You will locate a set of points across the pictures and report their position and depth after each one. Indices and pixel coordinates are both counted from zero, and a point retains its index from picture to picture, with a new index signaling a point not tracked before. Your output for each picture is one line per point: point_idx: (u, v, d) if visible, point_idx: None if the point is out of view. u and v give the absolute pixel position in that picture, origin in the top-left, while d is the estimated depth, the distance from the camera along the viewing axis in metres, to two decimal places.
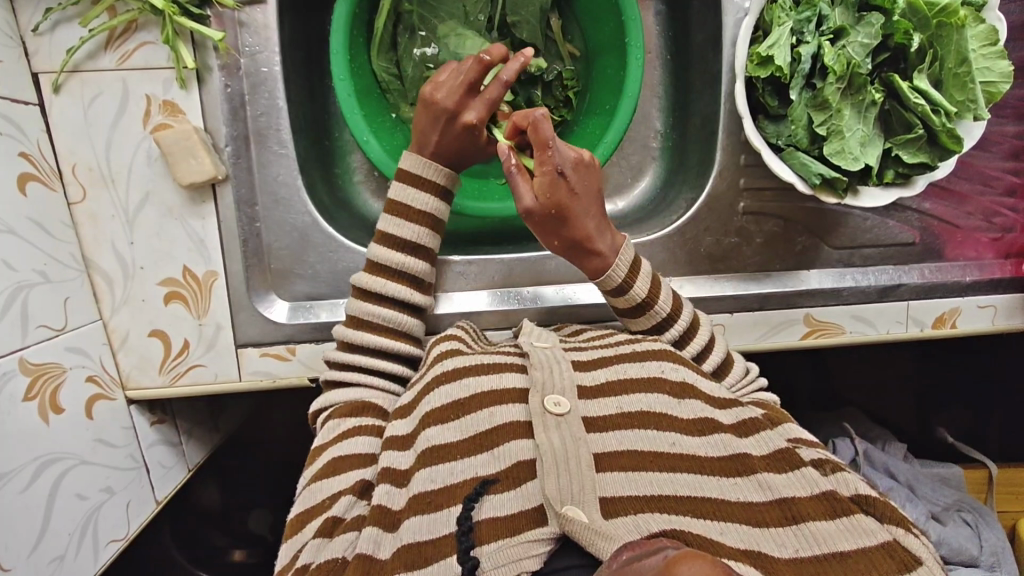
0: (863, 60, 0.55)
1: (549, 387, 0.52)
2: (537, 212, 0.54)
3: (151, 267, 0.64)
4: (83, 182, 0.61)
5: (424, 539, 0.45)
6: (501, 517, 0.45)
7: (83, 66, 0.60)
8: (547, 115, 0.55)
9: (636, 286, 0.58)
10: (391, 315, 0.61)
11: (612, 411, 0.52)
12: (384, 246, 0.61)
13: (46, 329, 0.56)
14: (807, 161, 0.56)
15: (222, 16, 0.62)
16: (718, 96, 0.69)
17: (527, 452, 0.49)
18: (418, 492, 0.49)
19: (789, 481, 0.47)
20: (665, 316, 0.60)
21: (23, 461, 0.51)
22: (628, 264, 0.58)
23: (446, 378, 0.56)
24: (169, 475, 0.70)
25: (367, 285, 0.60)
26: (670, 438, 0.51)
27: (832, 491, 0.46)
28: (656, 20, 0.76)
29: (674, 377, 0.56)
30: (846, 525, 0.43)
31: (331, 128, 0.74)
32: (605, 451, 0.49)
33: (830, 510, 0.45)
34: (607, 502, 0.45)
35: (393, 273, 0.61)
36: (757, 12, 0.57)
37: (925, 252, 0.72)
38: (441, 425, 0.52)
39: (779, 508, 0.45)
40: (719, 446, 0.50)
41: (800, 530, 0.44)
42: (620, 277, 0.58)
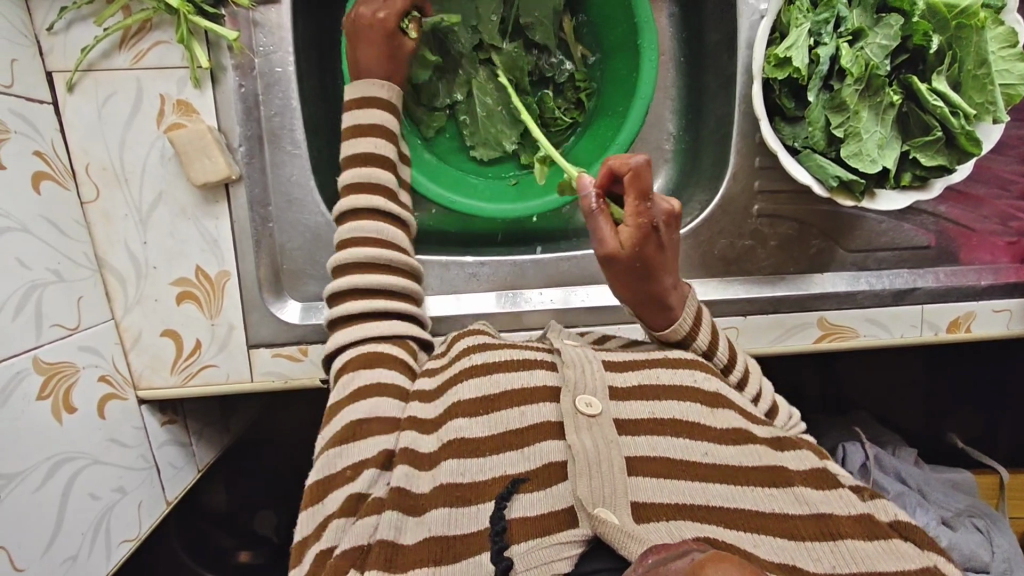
0: (881, 62, 0.54)
1: (580, 387, 0.52)
2: (618, 260, 0.52)
3: (164, 267, 0.64)
4: (96, 181, 0.61)
5: (452, 534, 0.45)
6: (531, 517, 0.45)
7: (97, 65, 0.60)
8: (650, 163, 0.51)
9: (699, 338, 0.59)
10: (379, 231, 0.60)
11: (644, 415, 0.52)
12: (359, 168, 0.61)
13: (59, 328, 0.56)
14: (824, 163, 0.56)
15: (236, 17, 0.62)
16: (732, 97, 0.69)
17: (557, 453, 0.49)
18: (449, 482, 0.49)
19: (826, 500, 0.48)
20: (723, 366, 0.60)
21: (37, 461, 0.51)
22: (694, 316, 0.58)
23: (476, 371, 0.56)
24: (179, 476, 0.70)
25: (353, 203, 0.60)
26: (702, 447, 0.50)
27: (870, 515, 0.47)
28: (669, 22, 0.76)
29: (706, 387, 0.55)
30: (885, 547, 0.44)
31: (342, 128, 0.74)
32: (638, 455, 0.49)
33: (868, 532, 0.45)
34: (639, 507, 0.45)
35: (378, 188, 0.61)
36: (774, 14, 0.56)
37: (940, 255, 0.72)
38: (469, 417, 0.52)
39: (817, 523, 0.46)
40: (755, 456, 0.51)
41: (837, 546, 0.44)
42: (686, 329, 0.58)
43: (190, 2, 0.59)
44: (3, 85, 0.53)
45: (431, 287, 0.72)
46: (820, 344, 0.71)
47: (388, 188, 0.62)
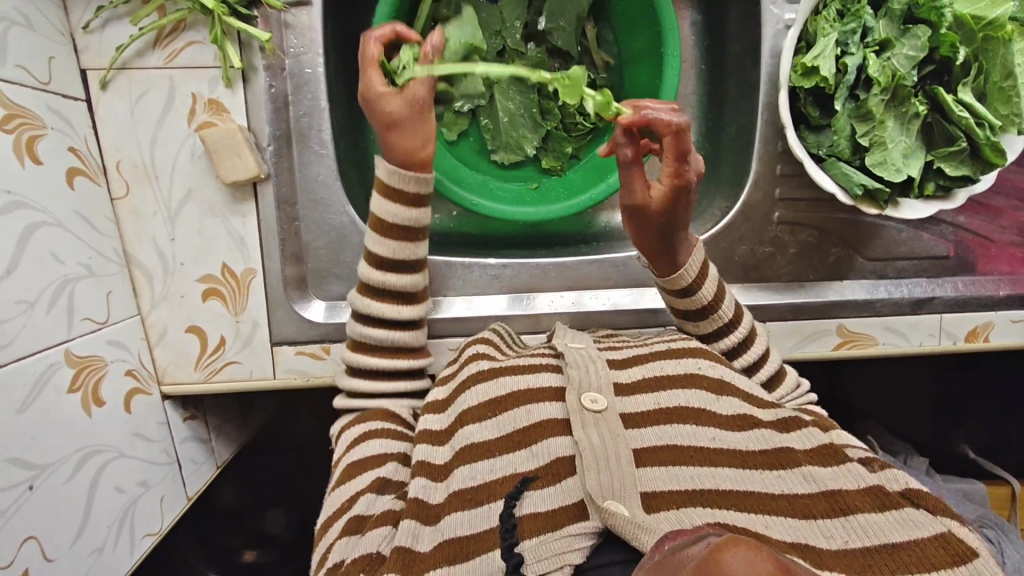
0: (909, 72, 0.54)
1: (585, 385, 0.53)
2: (649, 214, 0.55)
3: (191, 264, 0.64)
4: (127, 178, 0.62)
5: (464, 534, 0.46)
6: (542, 512, 0.45)
7: (131, 64, 0.60)
8: (689, 125, 0.52)
9: (705, 289, 0.59)
10: (382, 335, 0.61)
11: (651, 407, 0.53)
12: (369, 266, 0.60)
13: (89, 322, 0.56)
14: (849, 171, 0.57)
15: (269, 19, 0.62)
16: (755, 105, 0.69)
17: (565, 449, 0.50)
18: (460, 487, 0.50)
19: (835, 475, 0.47)
20: (729, 322, 0.60)
21: (67, 453, 0.51)
22: (700, 266, 0.59)
23: (483, 377, 0.57)
24: (199, 472, 0.70)
25: (353, 304, 0.61)
26: (709, 433, 0.51)
27: (879, 487, 0.46)
28: (691, 29, 0.76)
29: (710, 374, 0.56)
30: (896, 518, 0.43)
31: (366, 129, 0.74)
32: (645, 446, 0.50)
33: (879, 503, 0.44)
34: (648, 498, 0.46)
35: (379, 293, 0.60)
36: (801, 23, 0.57)
37: (958, 265, 0.72)
38: (480, 422, 0.54)
39: (825, 500, 0.45)
40: (761, 441, 0.51)
41: (847, 521, 0.44)
42: (690, 279, 0.59)
43: (225, 3, 0.59)
44: (39, 80, 0.54)
45: (454, 287, 0.73)
46: (838, 351, 0.72)
47: (395, 295, 0.61)
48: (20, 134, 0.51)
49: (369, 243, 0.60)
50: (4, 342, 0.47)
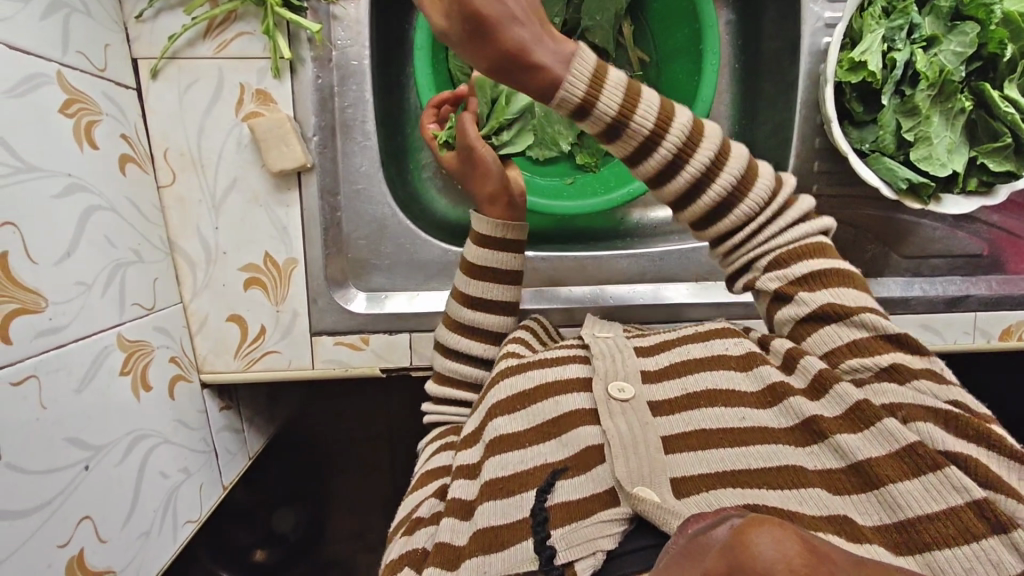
0: (956, 68, 0.55)
1: (611, 375, 0.53)
2: (454, 34, 0.44)
3: (234, 253, 0.65)
4: (174, 166, 0.63)
5: (498, 523, 0.46)
6: (573, 501, 0.45)
7: (182, 53, 0.61)
8: None
9: (603, 101, 0.46)
10: (467, 372, 0.62)
11: (675, 393, 0.52)
12: (463, 306, 0.63)
13: (139, 307, 0.57)
14: (893, 166, 0.57)
15: (317, 10, 0.63)
16: (792, 103, 0.70)
17: (594, 438, 0.49)
18: (492, 477, 0.50)
19: (863, 442, 0.43)
20: (650, 132, 0.48)
21: (118, 436, 0.52)
22: (590, 72, 0.46)
23: (512, 370, 0.57)
24: (233, 462, 0.71)
25: (443, 340, 0.63)
26: (739, 413, 0.49)
27: (914, 444, 0.41)
28: (727, 29, 0.77)
29: (736, 353, 0.54)
30: (930, 482, 0.39)
31: (405, 124, 0.76)
32: (672, 434, 0.49)
33: (912, 468, 0.40)
34: (679, 482, 0.45)
35: (469, 331, 0.62)
36: (847, 19, 0.57)
37: (991, 264, 0.73)
38: (509, 415, 0.54)
39: (856, 475, 0.42)
40: (787, 416, 0.47)
41: (878, 495, 0.41)
42: (580, 95, 0.46)
43: None
44: (96, 67, 0.55)
45: None
46: None
47: (489, 334, 0.63)
48: (79, 118, 0.51)
49: (460, 284, 0.63)
50: (63, 324, 0.47)
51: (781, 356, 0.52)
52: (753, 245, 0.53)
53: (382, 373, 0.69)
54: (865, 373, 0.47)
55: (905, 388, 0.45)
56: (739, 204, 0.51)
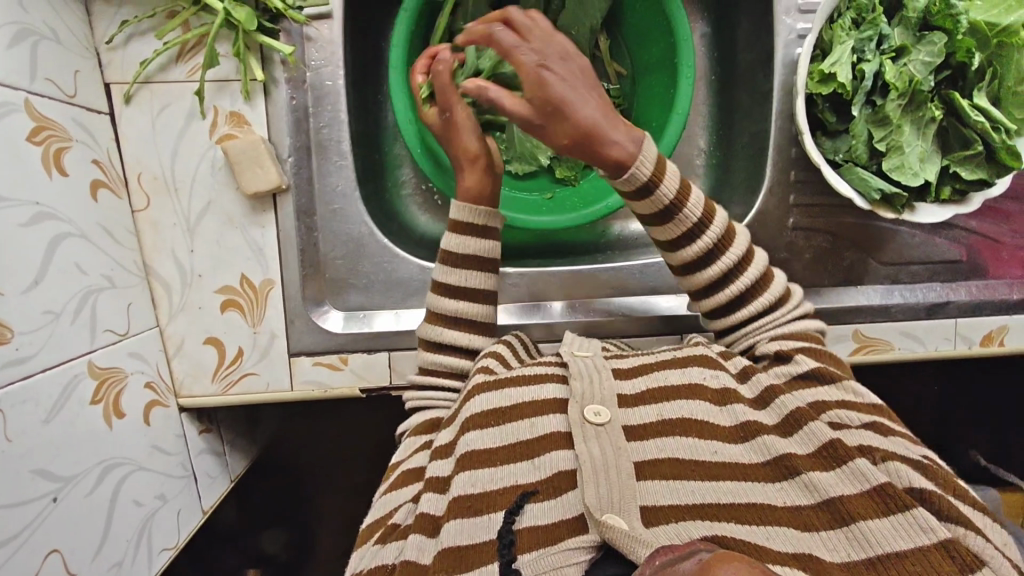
0: (925, 77, 0.55)
1: (588, 398, 0.53)
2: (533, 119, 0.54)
3: (209, 275, 0.64)
4: (147, 191, 0.62)
5: (463, 544, 0.46)
6: (541, 525, 0.46)
7: (154, 78, 0.61)
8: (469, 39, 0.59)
9: (663, 185, 0.56)
10: (450, 362, 0.62)
11: (652, 419, 0.53)
12: (444, 295, 0.62)
13: (111, 333, 0.56)
14: (866, 176, 0.57)
15: (291, 32, 0.63)
16: (768, 114, 0.70)
17: (567, 462, 0.50)
18: (459, 494, 0.49)
19: (835, 481, 0.46)
20: (698, 220, 0.57)
21: (89, 465, 0.51)
22: (654, 161, 0.55)
23: (490, 386, 0.56)
24: (213, 486, 0.70)
25: (424, 333, 0.62)
26: (710, 446, 0.51)
27: (883, 485, 0.44)
28: (702, 42, 0.78)
29: (713, 384, 0.56)
30: (900, 522, 0.42)
31: (383, 143, 0.76)
32: (645, 460, 0.50)
33: (882, 507, 0.43)
34: (647, 511, 0.47)
35: (453, 321, 0.62)
36: (817, 31, 0.57)
37: (971, 270, 0.73)
38: (479, 430, 0.53)
39: (826, 512, 0.45)
40: (761, 452, 0.50)
41: (850, 532, 0.43)
42: (646, 174, 0.55)
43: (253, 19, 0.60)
44: (66, 93, 0.55)
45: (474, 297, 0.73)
46: (855, 357, 0.72)
47: (469, 321, 0.62)
48: (47, 145, 0.51)
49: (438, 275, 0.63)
50: (30, 355, 0.47)
51: (758, 392, 0.55)
52: (757, 332, 0.60)
53: (362, 394, 0.68)
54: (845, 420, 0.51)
55: (878, 437, 0.49)
56: (738, 274, 0.59)
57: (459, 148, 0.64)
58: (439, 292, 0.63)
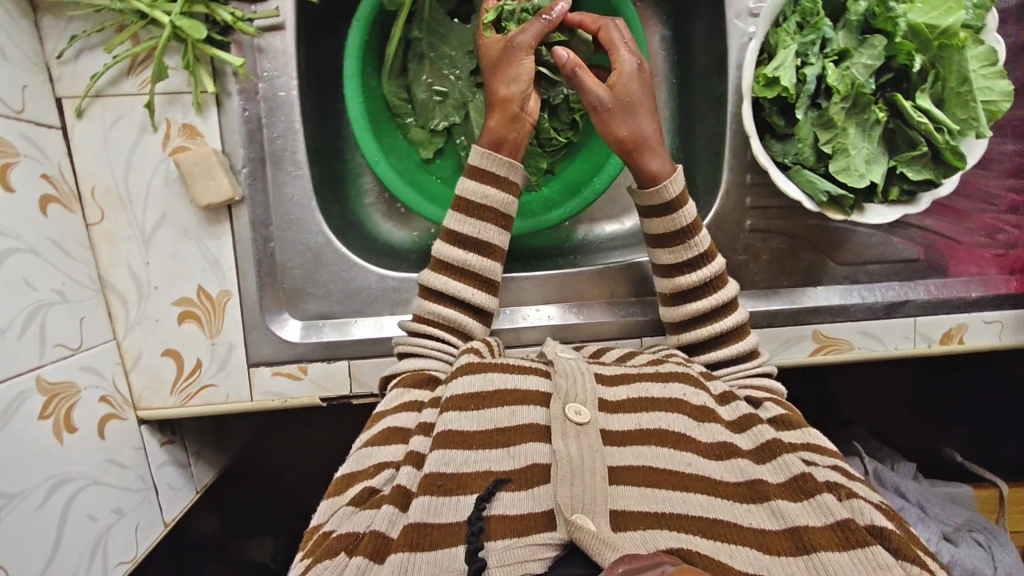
0: (867, 80, 0.55)
1: (571, 396, 0.53)
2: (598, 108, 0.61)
3: (165, 287, 0.64)
4: (101, 204, 0.62)
5: (429, 521, 0.46)
6: (510, 515, 0.46)
7: (106, 91, 0.61)
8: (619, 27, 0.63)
9: (683, 210, 0.61)
10: (449, 314, 0.61)
11: (631, 427, 0.54)
12: (448, 244, 0.61)
13: (63, 347, 0.56)
14: (813, 178, 0.58)
15: (242, 44, 0.63)
16: (723, 117, 0.71)
17: (541, 456, 0.50)
18: (432, 471, 0.49)
19: (803, 510, 0.48)
20: (704, 251, 0.62)
21: (38, 480, 0.51)
22: (680, 187, 0.61)
23: (470, 368, 0.56)
24: (177, 497, 0.69)
25: (427, 281, 0.61)
26: (685, 459, 0.52)
27: (848, 522, 0.46)
28: (662, 45, 0.78)
29: (694, 401, 0.56)
30: (858, 557, 0.44)
31: (343, 152, 0.76)
32: (620, 465, 0.51)
33: (844, 541, 0.45)
34: (617, 515, 0.47)
35: (455, 271, 0.61)
36: (762, 35, 0.58)
37: (930, 268, 0.73)
38: (458, 411, 0.53)
39: (789, 538, 0.46)
40: (734, 473, 0.51)
41: (810, 560, 0.44)
42: (672, 194, 0.61)
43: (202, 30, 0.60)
44: (13, 109, 0.55)
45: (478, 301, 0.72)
46: (815, 357, 0.72)
47: (471, 274, 0.61)
48: None
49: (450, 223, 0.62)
50: None
51: (737, 416, 0.56)
52: (725, 373, 0.62)
53: (323, 402, 0.68)
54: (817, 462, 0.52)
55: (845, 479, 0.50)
56: (720, 317, 0.62)
57: (501, 90, 0.62)
58: (447, 241, 0.62)
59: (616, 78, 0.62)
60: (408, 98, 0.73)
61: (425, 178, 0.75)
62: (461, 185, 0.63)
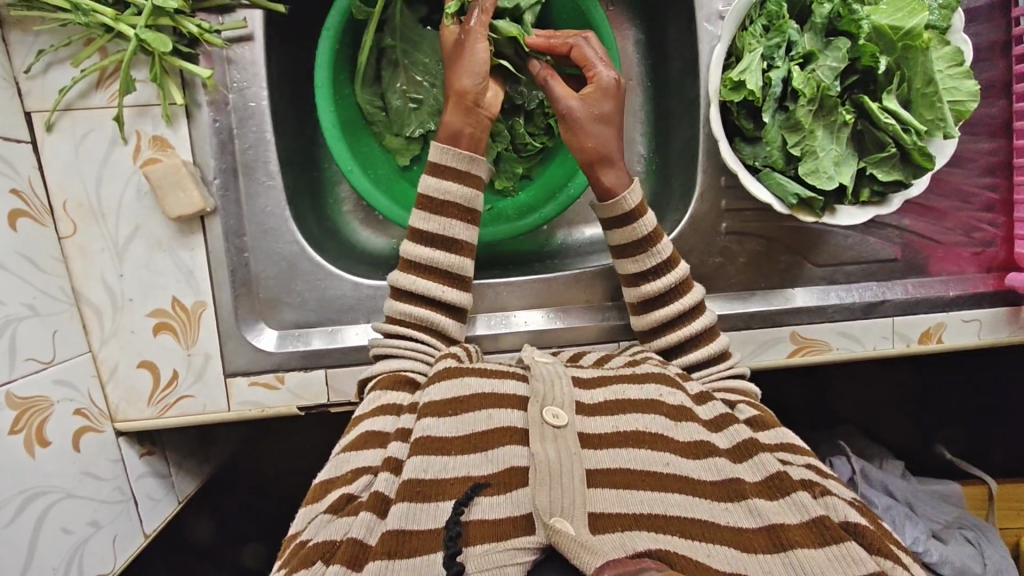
0: (832, 83, 0.56)
1: (548, 399, 0.53)
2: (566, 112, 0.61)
3: (140, 299, 0.65)
4: (73, 217, 0.62)
5: (409, 528, 0.46)
6: (490, 520, 0.46)
7: (75, 105, 0.61)
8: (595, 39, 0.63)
9: (643, 220, 0.61)
10: (420, 314, 0.60)
11: (609, 429, 0.53)
12: (416, 242, 0.61)
13: (34, 362, 0.56)
14: (782, 180, 0.58)
15: (211, 55, 0.63)
16: (696, 120, 0.71)
17: (520, 459, 0.50)
18: (411, 477, 0.48)
19: (778, 508, 0.48)
20: (666, 259, 0.62)
21: (9, 494, 0.52)
22: (639, 197, 0.62)
23: (448, 373, 0.55)
24: (158, 509, 0.69)
25: (397, 281, 0.61)
26: (663, 458, 0.51)
27: (823, 518, 0.46)
28: (635, 48, 0.78)
29: (671, 401, 0.56)
30: (834, 554, 0.44)
31: (319, 160, 0.75)
32: (598, 467, 0.50)
33: (820, 538, 0.45)
34: (595, 518, 0.46)
35: (425, 270, 0.61)
36: (728, 39, 0.58)
37: (907, 267, 0.73)
38: (436, 417, 0.52)
39: (766, 535, 0.46)
40: (712, 471, 0.51)
41: (787, 557, 0.45)
42: (631, 205, 0.61)
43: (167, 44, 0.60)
44: None
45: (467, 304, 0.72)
46: (793, 358, 0.72)
47: (440, 271, 0.61)
48: None
49: (416, 221, 0.62)
50: None
51: (712, 415, 0.56)
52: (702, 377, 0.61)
53: (300, 412, 0.68)
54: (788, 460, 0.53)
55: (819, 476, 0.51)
56: (686, 324, 0.62)
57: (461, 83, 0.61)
58: (415, 240, 0.62)
59: (589, 91, 0.62)
60: (383, 105, 0.73)
61: (399, 186, 0.75)
62: (424, 182, 0.62)
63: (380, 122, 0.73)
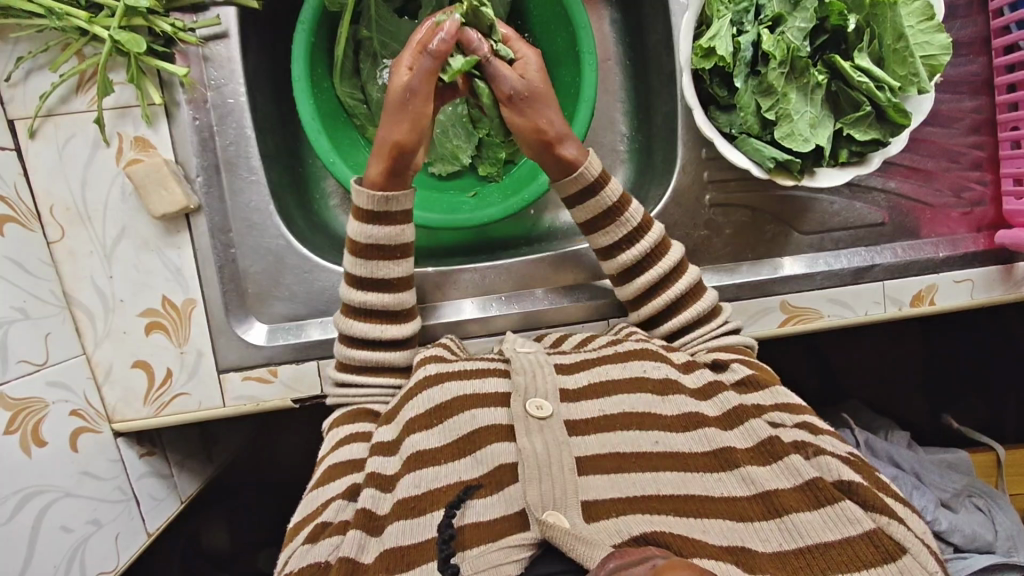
0: (802, 44, 0.56)
1: (529, 391, 0.53)
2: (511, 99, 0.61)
3: (131, 300, 0.65)
4: (61, 221, 0.63)
5: (405, 543, 0.46)
6: (483, 522, 0.46)
7: (57, 110, 0.62)
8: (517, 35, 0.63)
9: (607, 190, 0.63)
10: (369, 358, 0.61)
11: (594, 414, 0.53)
12: (349, 287, 0.61)
13: (27, 364, 0.57)
14: (759, 146, 0.58)
15: (187, 53, 0.64)
16: (674, 95, 0.71)
17: (508, 455, 0.50)
18: (404, 496, 0.49)
19: (773, 474, 0.48)
20: (638, 225, 0.63)
21: (5, 495, 0.53)
22: (599, 169, 0.63)
23: (431, 381, 0.56)
24: (161, 508, 0.69)
25: (341, 328, 0.61)
26: (653, 436, 0.51)
27: (816, 481, 0.46)
28: (611, 28, 0.78)
29: (654, 375, 0.55)
30: (830, 515, 0.45)
31: (302, 155, 0.76)
32: (588, 453, 0.50)
33: (813, 501, 0.46)
34: (589, 506, 0.46)
35: (363, 314, 0.61)
36: (696, 7, 0.58)
37: (896, 231, 0.73)
38: (424, 430, 0.53)
39: (760, 503, 0.47)
40: (703, 442, 0.51)
41: (784, 524, 0.45)
42: (594, 175, 0.62)
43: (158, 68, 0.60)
44: None
45: (449, 295, 0.72)
46: (784, 327, 0.71)
47: (375, 312, 0.61)
48: None
49: (347, 264, 0.61)
50: None
51: (705, 381, 0.56)
52: (698, 342, 0.62)
53: (295, 404, 0.68)
54: (782, 421, 0.53)
55: (816, 437, 0.51)
56: (670, 284, 0.63)
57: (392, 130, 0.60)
58: (350, 285, 0.61)
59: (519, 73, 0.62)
60: (363, 98, 0.74)
61: None
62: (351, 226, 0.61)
63: (363, 113, 0.74)
